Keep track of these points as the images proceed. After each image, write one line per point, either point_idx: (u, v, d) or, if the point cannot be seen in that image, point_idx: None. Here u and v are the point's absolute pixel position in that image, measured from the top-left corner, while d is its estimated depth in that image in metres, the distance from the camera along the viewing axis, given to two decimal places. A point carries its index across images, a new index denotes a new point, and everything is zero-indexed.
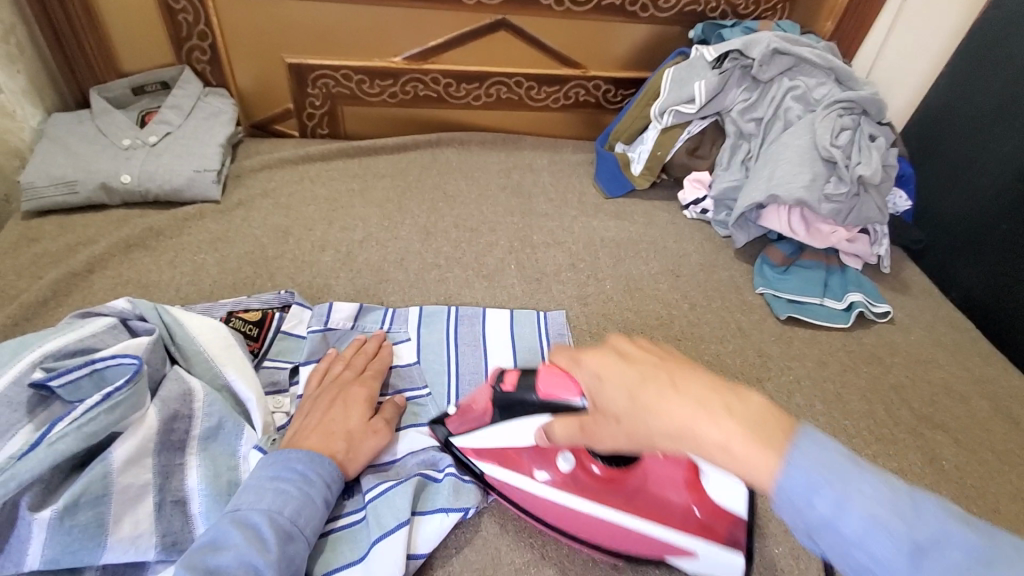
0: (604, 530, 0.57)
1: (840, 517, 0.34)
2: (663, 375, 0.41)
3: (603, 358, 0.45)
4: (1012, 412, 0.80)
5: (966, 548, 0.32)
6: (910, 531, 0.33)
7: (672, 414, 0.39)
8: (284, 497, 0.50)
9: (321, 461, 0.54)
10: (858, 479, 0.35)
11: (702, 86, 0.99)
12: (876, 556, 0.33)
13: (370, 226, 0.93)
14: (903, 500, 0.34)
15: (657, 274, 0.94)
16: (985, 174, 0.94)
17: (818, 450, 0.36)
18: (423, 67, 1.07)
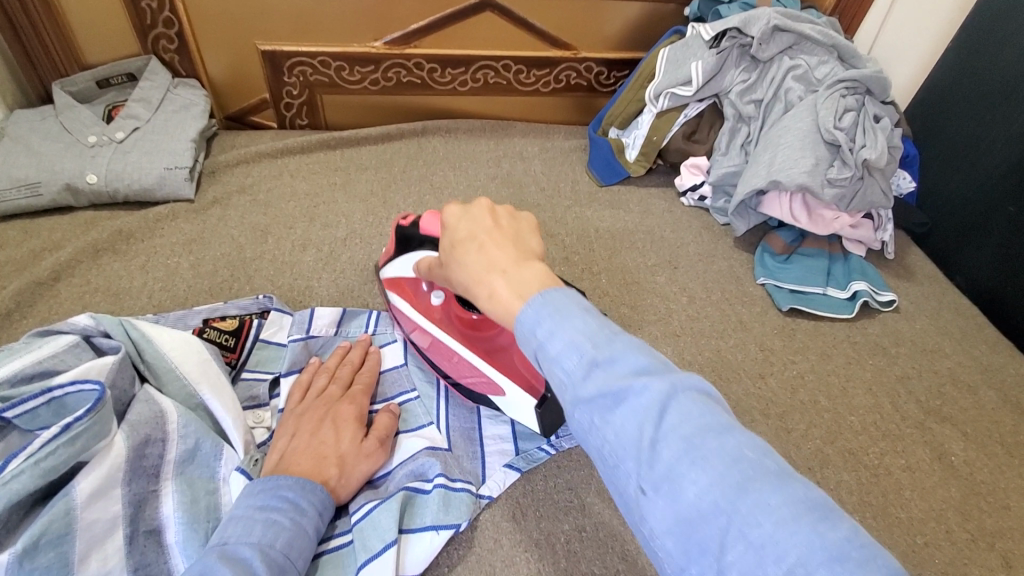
0: (453, 362, 0.67)
1: (551, 341, 0.38)
2: (478, 237, 0.48)
3: (458, 211, 0.52)
4: (1021, 403, 0.77)
5: (636, 366, 0.36)
6: (596, 351, 0.37)
7: (467, 266, 0.48)
8: (274, 528, 0.46)
9: (313, 488, 0.51)
10: (576, 316, 0.39)
11: (698, 68, 0.94)
12: (565, 368, 0.37)
13: (354, 222, 0.89)
14: (611, 334, 0.38)
15: (654, 266, 0.91)
16: (992, 155, 0.90)
17: (558, 295, 0.40)
18: (405, 52, 1.01)
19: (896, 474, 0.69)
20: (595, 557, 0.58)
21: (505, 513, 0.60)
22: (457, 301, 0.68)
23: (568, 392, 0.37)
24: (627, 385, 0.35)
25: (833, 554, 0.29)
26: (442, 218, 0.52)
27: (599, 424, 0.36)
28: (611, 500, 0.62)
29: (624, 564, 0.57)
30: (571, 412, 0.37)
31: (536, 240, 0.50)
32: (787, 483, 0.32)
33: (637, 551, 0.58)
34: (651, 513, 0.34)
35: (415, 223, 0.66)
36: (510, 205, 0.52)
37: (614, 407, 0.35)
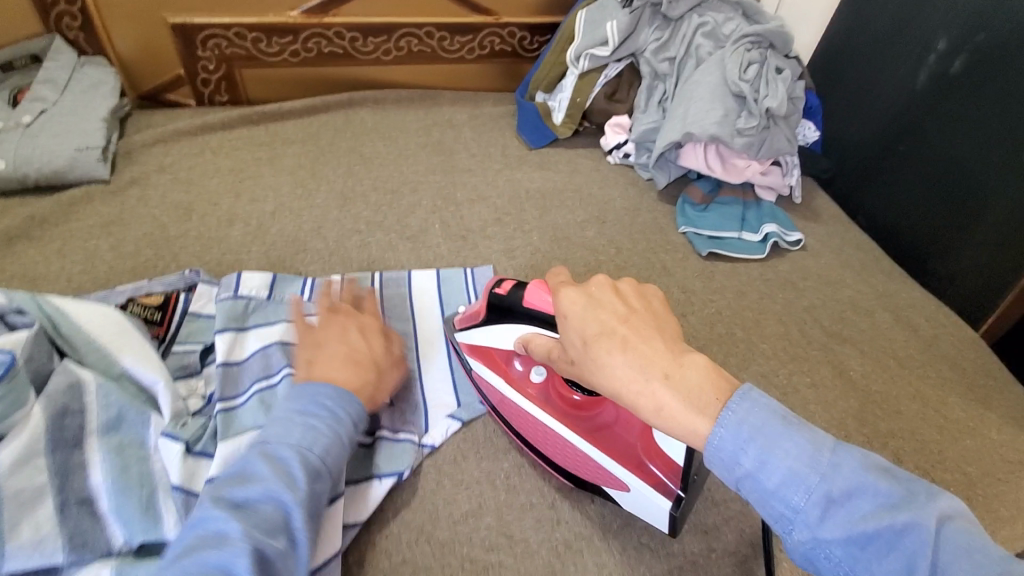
0: (561, 449, 0.60)
1: (765, 472, 0.40)
2: (619, 334, 0.46)
3: (575, 296, 0.50)
4: (911, 321, 0.86)
5: (875, 498, 0.39)
6: (830, 487, 0.39)
7: (613, 369, 0.46)
8: (313, 432, 0.51)
9: (348, 397, 0.55)
10: (782, 437, 0.40)
11: (614, 27, 0.98)
12: (793, 504, 0.39)
13: (282, 196, 0.88)
14: (829, 458, 0.40)
15: (584, 222, 0.95)
16: (883, 101, 0.98)
17: (752, 409, 0.41)
18: (324, 21, 1.00)
19: (803, 392, 0.76)
20: (532, 488, 0.62)
21: (447, 457, 0.63)
22: (558, 378, 0.63)
23: (805, 531, 0.39)
24: (878, 523, 0.38)
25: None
26: (556, 305, 0.51)
27: (845, 558, 0.39)
28: None
29: (560, 491, 0.62)
30: (797, 543, 0.40)
31: (669, 320, 0.49)
32: None
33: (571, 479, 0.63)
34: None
35: (517, 289, 0.58)
36: (635, 280, 0.52)
37: (866, 546, 0.38)
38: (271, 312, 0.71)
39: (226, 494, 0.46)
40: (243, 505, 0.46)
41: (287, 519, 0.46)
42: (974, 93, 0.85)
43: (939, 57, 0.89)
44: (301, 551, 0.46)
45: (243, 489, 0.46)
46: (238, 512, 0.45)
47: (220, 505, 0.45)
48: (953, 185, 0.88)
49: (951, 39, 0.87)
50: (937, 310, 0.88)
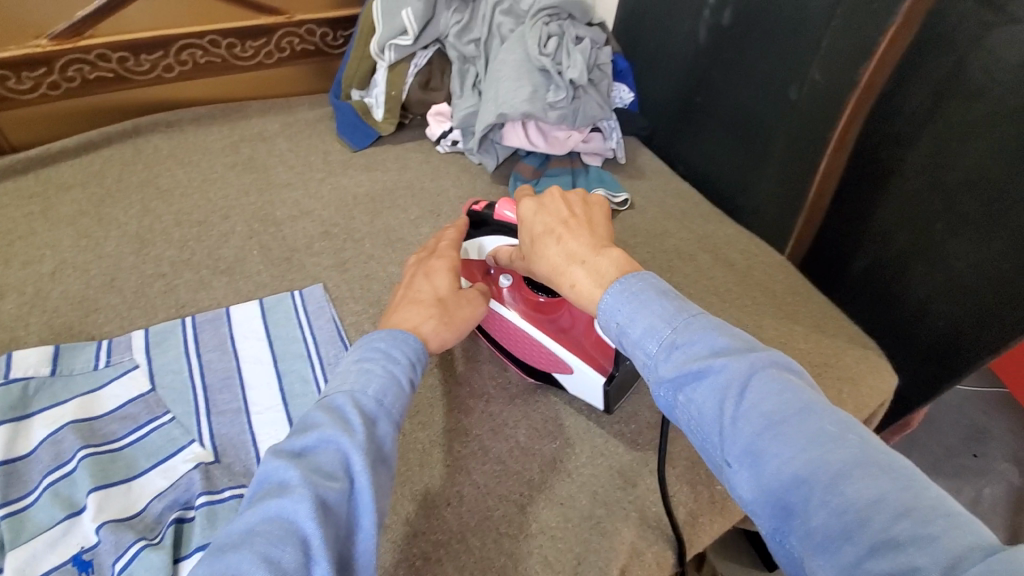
0: (520, 340, 0.71)
1: (631, 324, 0.48)
2: (555, 232, 0.58)
3: (532, 205, 0.62)
4: (729, 258, 0.94)
5: (711, 347, 0.44)
6: (675, 336, 0.46)
7: (550, 259, 0.58)
8: (366, 374, 0.49)
9: (403, 339, 0.53)
10: (653, 301, 0.48)
11: (410, 15, 0.94)
12: (647, 351, 0.47)
13: (62, 252, 0.77)
14: (688, 318, 0.47)
15: (418, 219, 0.92)
16: (678, 57, 1.04)
17: (638, 282, 0.50)
18: (78, 44, 0.87)
19: None
20: (386, 508, 0.60)
21: None
22: (526, 285, 0.73)
23: (652, 372, 0.46)
24: (706, 364, 0.43)
25: (913, 518, 0.34)
26: (518, 212, 0.63)
27: (686, 400, 0.44)
28: (397, 451, 0.65)
29: (414, 503, 0.61)
30: (654, 389, 0.46)
31: (605, 227, 0.60)
32: (870, 455, 0.37)
33: (426, 488, 0.62)
34: (737, 483, 0.41)
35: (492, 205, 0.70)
36: (585, 195, 0.62)
37: (696, 384, 0.44)
38: (60, 388, 0.62)
39: (288, 443, 0.44)
40: (304, 453, 0.44)
41: (350, 463, 0.43)
42: (744, 40, 0.92)
43: (712, 11, 0.96)
44: (361, 497, 0.42)
45: (300, 436, 0.44)
46: (298, 459, 0.43)
47: (281, 454, 0.43)
48: (744, 126, 0.96)
49: None
50: (750, 242, 0.97)
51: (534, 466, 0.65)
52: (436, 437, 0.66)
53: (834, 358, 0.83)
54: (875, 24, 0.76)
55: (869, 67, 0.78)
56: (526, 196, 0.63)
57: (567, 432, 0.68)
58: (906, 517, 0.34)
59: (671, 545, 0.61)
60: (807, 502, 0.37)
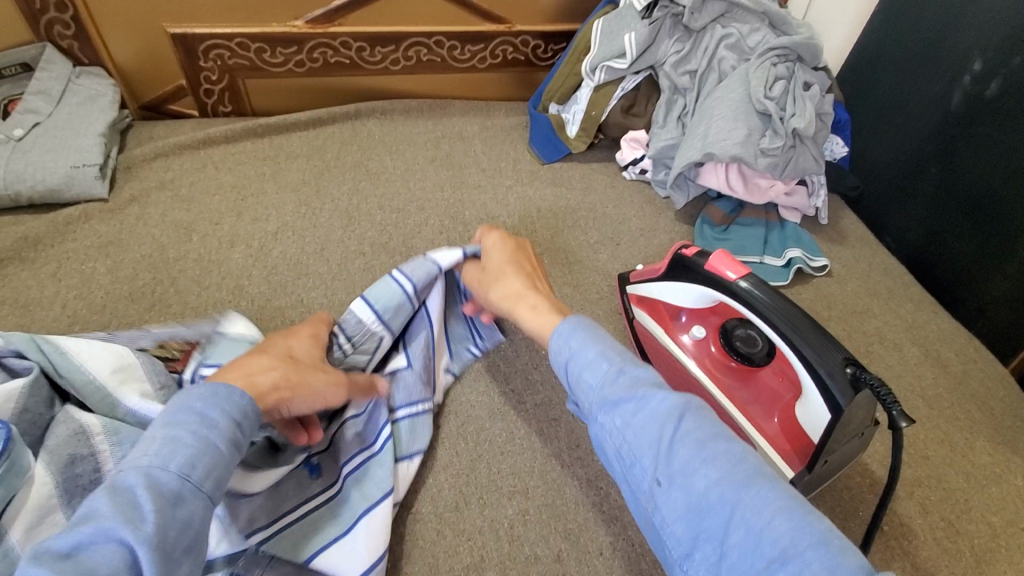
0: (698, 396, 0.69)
1: (581, 351, 0.49)
2: (519, 271, 0.64)
3: (496, 241, 0.68)
4: (940, 356, 0.82)
5: (650, 378, 0.47)
6: (621, 364, 0.48)
7: (509, 287, 0.62)
8: (173, 446, 0.41)
9: (228, 392, 0.46)
10: (603, 337, 0.51)
11: (632, 39, 0.92)
12: (595, 377, 0.48)
13: (284, 215, 0.85)
14: (632, 354, 0.49)
15: (597, 244, 0.91)
16: (919, 119, 0.92)
17: (586, 321, 0.52)
18: (329, 31, 0.96)
19: None
20: (538, 539, 0.59)
21: (449, 504, 0.60)
22: (716, 343, 0.69)
23: (597, 395, 0.47)
24: (647, 392, 0.45)
25: (820, 539, 0.36)
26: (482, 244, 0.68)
27: (618, 425, 0.45)
28: (554, 481, 0.63)
29: (566, 542, 0.59)
30: (596, 414, 0.47)
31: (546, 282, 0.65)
32: (781, 482, 0.40)
33: (578, 529, 0.60)
34: (663, 503, 0.42)
35: (703, 253, 0.65)
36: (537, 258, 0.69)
37: (636, 409, 0.45)
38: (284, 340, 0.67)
39: (51, 544, 0.35)
40: (79, 550, 0.35)
41: (133, 563, 0.35)
42: (1010, 118, 0.79)
43: (973, 79, 0.84)
44: None
45: (71, 531, 0.35)
46: (64, 562, 0.34)
47: (42, 560, 0.33)
48: (990, 213, 0.83)
49: (986, 61, 0.82)
50: (967, 343, 0.84)
51: None
52: (593, 477, 0.64)
53: None
54: None
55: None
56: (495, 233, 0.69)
57: None
58: (824, 544, 0.36)
59: None
60: (728, 520, 0.39)
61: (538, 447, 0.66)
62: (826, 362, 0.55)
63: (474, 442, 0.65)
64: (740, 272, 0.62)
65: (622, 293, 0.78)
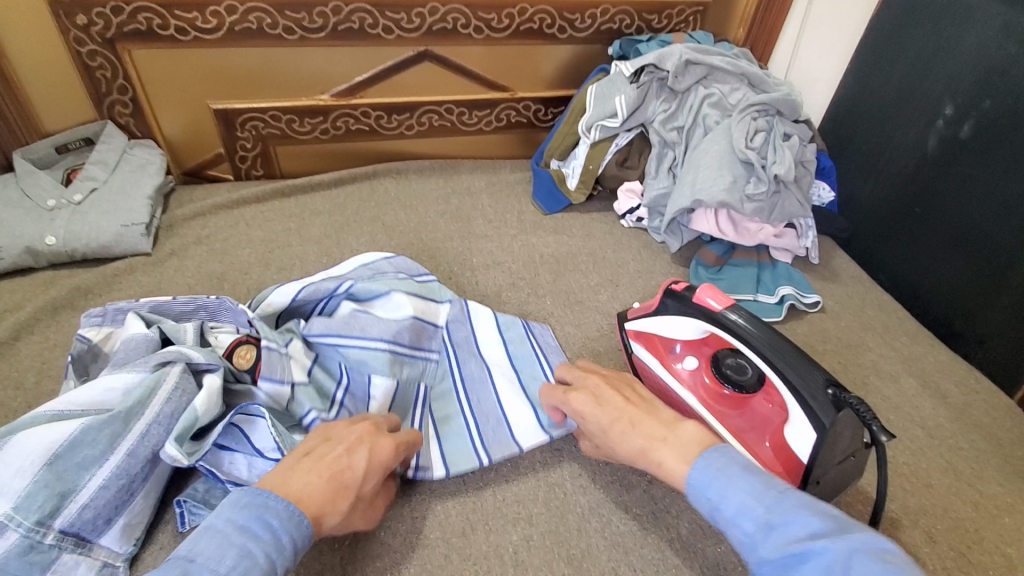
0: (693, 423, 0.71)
1: (723, 500, 0.47)
2: (626, 417, 0.58)
3: (584, 400, 0.62)
4: (939, 387, 0.83)
5: (810, 528, 0.43)
6: (768, 514, 0.45)
7: (630, 441, 0.56)
8: (246, 560, 0.43)
9: (301, 519, 0.47)
10: (741, 476, 0.48)
11: (622, 101, 1.02)
12: (744, 530, 0.46)
13: (307, 265, 0.93)
14: (777, 496, 0.46)
15: (597, 286, 0.96)
16: (898, 163, 0.98)
17: (719, 457, 0.50)
18: (351, 102, 1.08)
19: None
20: (541, 564, 0.61)
21: (456, 530, 0.63)
22: (708, 373, 0.72)
23: (753, 551, 0.45)
24: (807, 547, 0.42)
25: None
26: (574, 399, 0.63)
27: None
28: (558, 509, 0.66)
29: (569, 567, 0.61)
30: (760, 570, 0.45)
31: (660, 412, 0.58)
32: None
33: (581, 555, 0.62)
34: None
35: (691, 286, 0.71)
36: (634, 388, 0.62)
37: (800, 565, 0.42)
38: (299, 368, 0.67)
39: None
40: None
41: None
42: (987, 156, 0.85)
43: (947, 122, 0.90)
44: None
45: None
46: None
47: None
48: (975, 245, 0.87)
49: (958, 105, 0.88)
50: (966, 373, 0.85)
51: (694, 565, 0.62)
52: (595, 505, 0.66)
53: None
54: None
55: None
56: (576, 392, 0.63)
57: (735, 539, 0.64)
58: None
59: None
60: None
61: (541, 475, 0.69)
62: (808, 383, 0.59)
63: (480, 472, 0.69)
64: (723, 299, 0.67)
65: (619, 329, 0.83)
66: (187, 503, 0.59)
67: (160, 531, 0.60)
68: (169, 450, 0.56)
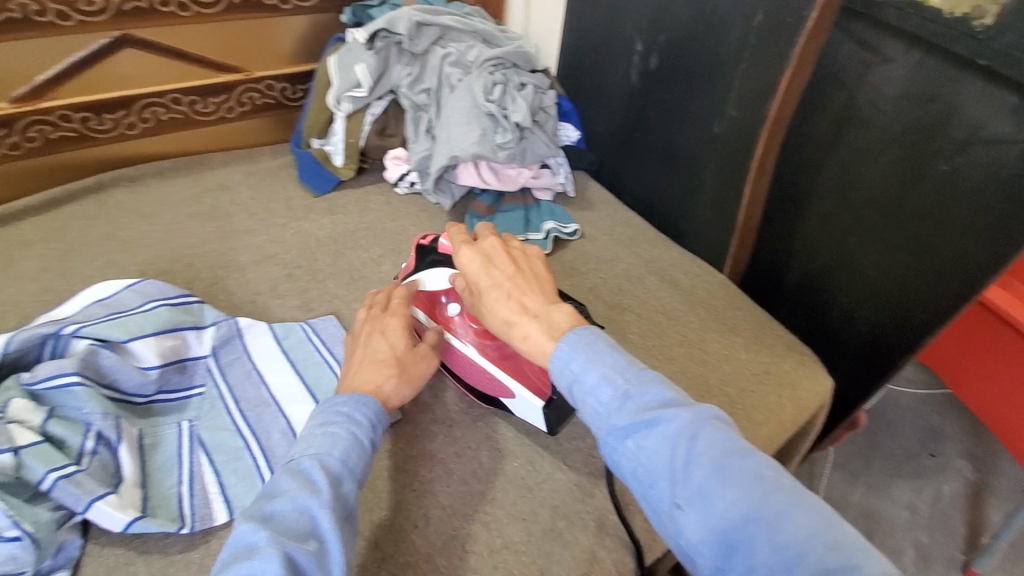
0: (468, 367, 0.75)
1: (584, 374, 0.54)
2: (504, 287, 0.64)
3: (474, 256, 0.68)
4: (673, 278, 1.01)
5: (658, 399, 0.51)
6: (627, 387, 0.52)
7: (499, 311, 0.63)
8: (332, 437, 0.54)
9: (367, 401, 0.58)
10: (606, 355, 0.55)
11: (364, 69, 1.02)
12: (600, 401, 0.53)
13: (24, 308, 0.79)
14: (637, 372, 0.53)
15: (379, 258, 0.97)
16: (617, 98, 1.13)
17: (583, 334, 0.57)
18: (40, 106, 0.90)
19: None
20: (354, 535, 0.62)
21: None
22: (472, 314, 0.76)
23: (605, 420, 0.52)
24: (656, 415, 0.49)
25: (834, 547, 0.41)
26: (461, 258, 0.69)
27: (634, 447, 0.49)
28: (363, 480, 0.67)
29: (382, 529, 0.63)
30: (607, 435, 0.51)
31: (541, 268, 0.68)
32: (802, 497, 0.45)
33: (392, 514, 0.65)
34: (684, 525, 0.46)
35: None
36: (528, 248, 0.70)
37: (648, 432, 0.49)
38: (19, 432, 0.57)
39: (250, 519, 0.47)
40: (270, 517, 0.48)
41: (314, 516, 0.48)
42: (671, 83, 1.02)
43: (640, 57, 1.06)
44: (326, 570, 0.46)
45: (270, 502, 0.48)
46: (266, 523, 0.47)
47: (251, 520, 0.47)
48: (678, 158, 1.05)
49: (644, 42, 1.04)
50: (692, 263, 1.04)
51: (497, 484, 0.69)
52: (401, 463, 0.69)
53: (772, 365, 0.88)
54: (774, 67, 0.87)
55: (784, 81, 0.86)
56: (468, 247, 0.69)
57: (527, 451, 0.72)
58: (834, 549, 0.41)
59: (629, 550, 0.65)
60: (753, 538, 0.43)
61: None
62: None
63: None
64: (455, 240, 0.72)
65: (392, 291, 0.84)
66: None
67: None
68: None
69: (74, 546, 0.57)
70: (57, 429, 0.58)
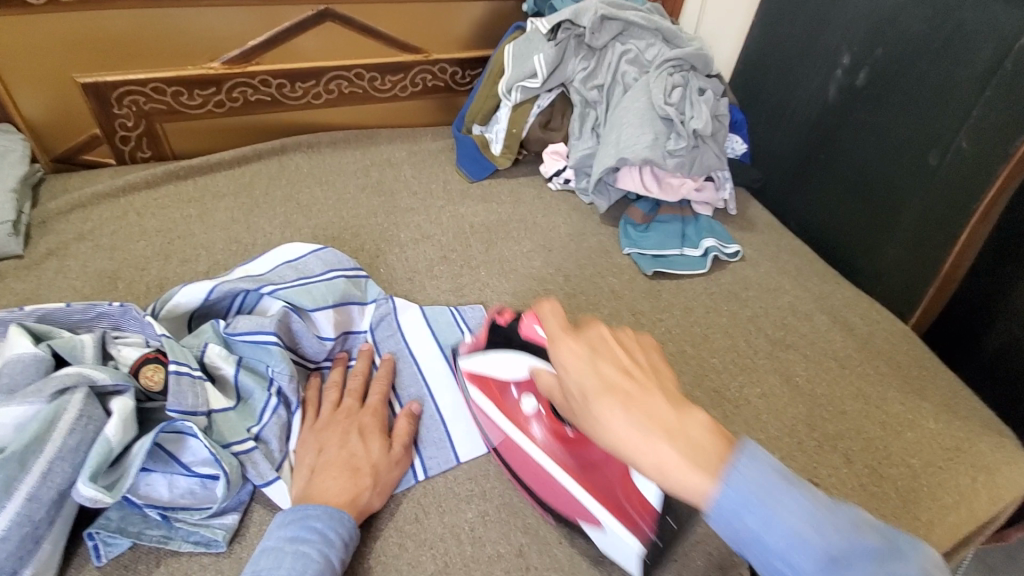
0: (540, 476, 0.63)
1: None
2: (618, 387, 0.46)
3: (573, 349, 0.50)
4: (847, 321, 0.90)
5: None
6: None
7: (614, 427, 0.44)
8: (304, 558, 0.49)
9: (341, 516, 0.53)
10: None
11: (542, 60, 1.00)
12: None
13: (215, 254, 0.85)
14: None
15: (530, 253, 0.95)
16: (803, 114, 1.03)
17: (741, 452, 0.40)
18: (247, 69, 0.98)
19: (754, 402, 0.78)
20: (499, 537, 0.60)
21: (407, 517, 0.61)
22: (553, 416, 0.66)
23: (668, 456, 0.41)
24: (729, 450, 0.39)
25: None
26: (554, 348, 0.51)
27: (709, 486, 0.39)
28: (509, 482, 0.65)
29: (527, 537, 0.61)
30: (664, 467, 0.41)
31: (662, 364, 0.50)
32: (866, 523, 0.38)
33: (537, 523, 0.62)
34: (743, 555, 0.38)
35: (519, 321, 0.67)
36: (628, 329, 0.52)
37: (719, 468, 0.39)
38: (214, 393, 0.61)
39: None
40: None
41: None
42: (880, 102, 0.90)
43: (844, 71, 0.95)
44: None
45: None
46: None
47: None
48: (870, 188, 0.94)
49: (853, 55, 0.93)
50: (870, 307, 0.92)
51: None
52: None
53: (967, 443, 0.75)
54: None
55: None
56: (562, 329, 0.51)
57: None
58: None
59: None
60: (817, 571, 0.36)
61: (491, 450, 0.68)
62: None
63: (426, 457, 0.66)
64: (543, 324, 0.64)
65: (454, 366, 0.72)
66: (100, 534, 0.54)
67: (75, 567, 0.54)
68: (85, 491, 0.50)
69: (244, 492, 0.60)
70: (247, 381, 0.62)
